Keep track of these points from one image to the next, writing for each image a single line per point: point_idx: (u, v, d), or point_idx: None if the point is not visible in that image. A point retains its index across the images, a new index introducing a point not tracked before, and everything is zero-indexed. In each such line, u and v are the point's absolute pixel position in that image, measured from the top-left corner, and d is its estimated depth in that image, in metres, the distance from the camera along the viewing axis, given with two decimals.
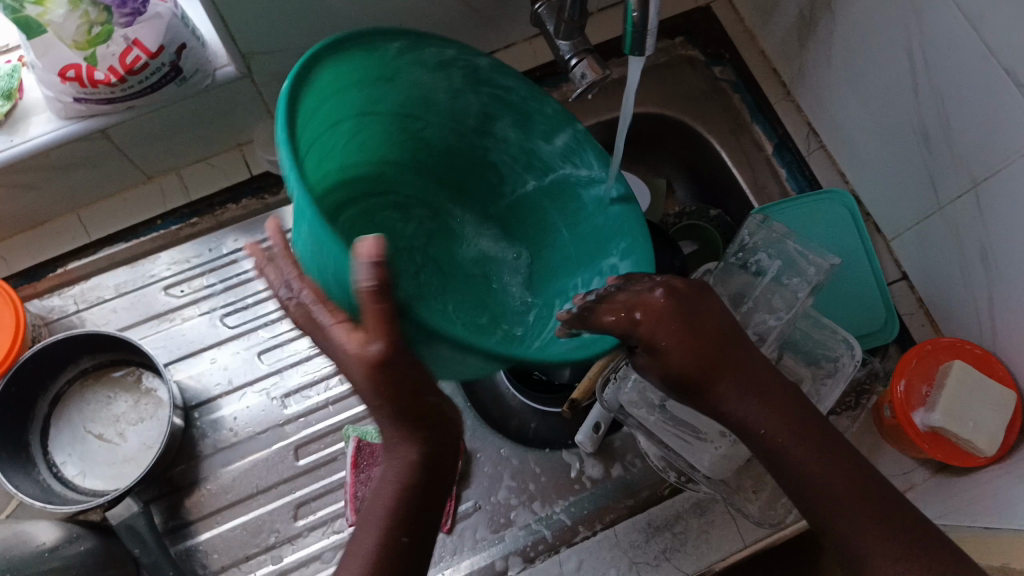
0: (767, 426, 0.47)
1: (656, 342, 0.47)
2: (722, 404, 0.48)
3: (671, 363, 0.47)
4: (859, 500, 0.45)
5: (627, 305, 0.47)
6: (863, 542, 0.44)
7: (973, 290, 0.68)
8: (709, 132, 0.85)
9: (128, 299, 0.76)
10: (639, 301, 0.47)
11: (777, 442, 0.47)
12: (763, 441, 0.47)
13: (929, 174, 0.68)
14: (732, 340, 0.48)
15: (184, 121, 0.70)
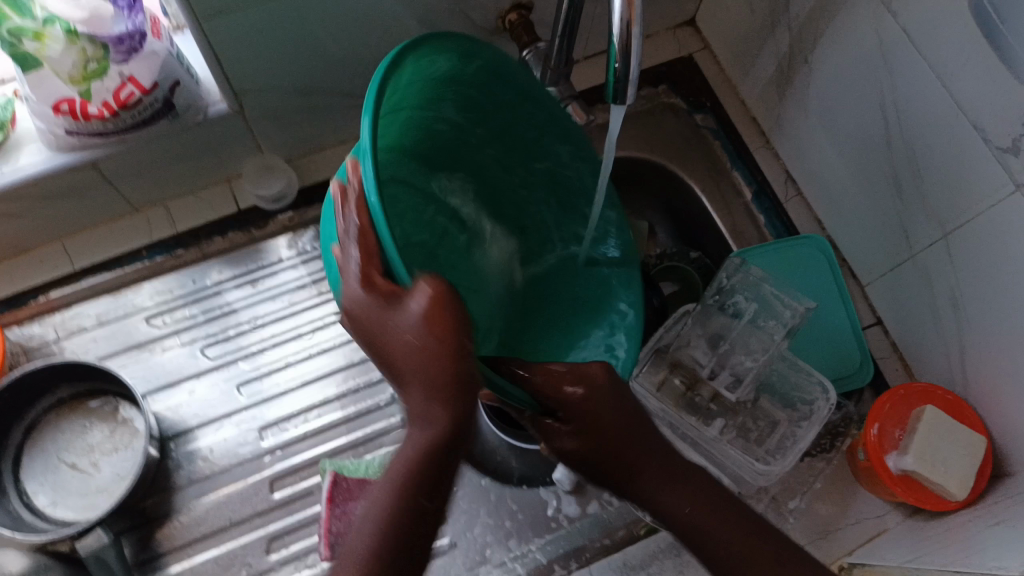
0: (671, 503, 0.52)
1: (576, 412, 0.52)
2: (639, 489, 0.52)
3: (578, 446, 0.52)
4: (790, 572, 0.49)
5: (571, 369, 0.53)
6: None
7: (945, 336, 0.69)
8: (691, 176, 0.87)
9: (108, 329, 0.76)
10: (569, 373, 0.53)
11: (685, 518, 0.52)
12: (672, 518, 0.52)
13: (902, 223, 0.71)
14: (642, 425, 0.54)
15: (175, 155, 0.71)
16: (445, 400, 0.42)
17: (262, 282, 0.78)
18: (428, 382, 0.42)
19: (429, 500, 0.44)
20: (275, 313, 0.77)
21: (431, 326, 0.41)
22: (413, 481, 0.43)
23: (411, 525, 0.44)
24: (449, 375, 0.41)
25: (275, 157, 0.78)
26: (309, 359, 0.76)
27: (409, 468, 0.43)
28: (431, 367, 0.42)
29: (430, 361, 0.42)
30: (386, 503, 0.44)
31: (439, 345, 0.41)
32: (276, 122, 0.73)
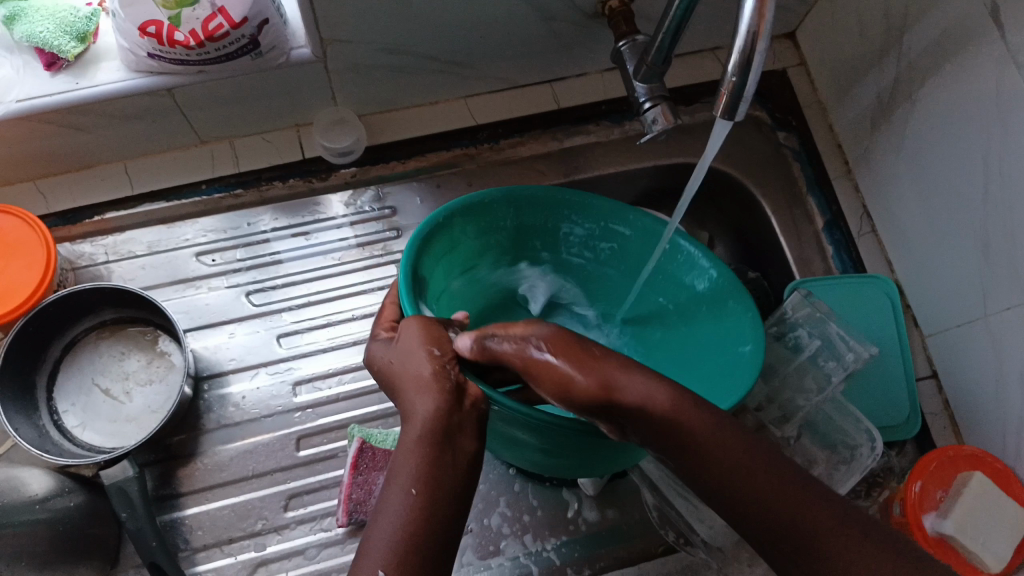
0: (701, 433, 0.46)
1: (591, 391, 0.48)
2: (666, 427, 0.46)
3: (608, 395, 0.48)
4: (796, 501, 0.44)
5: (516, 340, 0.50)
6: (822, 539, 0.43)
7: (1005, 405, 0.67)
8: (765, 196, 0.83)
9: (157, 259, 0.75)
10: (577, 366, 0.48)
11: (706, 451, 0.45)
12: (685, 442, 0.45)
13: (982, 281, 0.68)
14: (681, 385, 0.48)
15: (250, 93, 0.70)
16: (433, 387, 0.46)
17: (313, 236, 0.77)
18: (418, 354, 0.48)
19: (418, 487, 0.43)
20: (325, 270, 0.76)
21: (412, 329, 0.49)
22: (422, 457, 0.44)
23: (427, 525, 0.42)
24: (417, 377, 0.47)
25: (348, 112, 0.76)
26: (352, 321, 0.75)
27: (420, 444, 0.44)
28: (397, 378, 0.48)
29: (417, 364, 0.47)
30: (407, 496, 0.42)
31: (425, 356, 0.48)
32: (355, 76, 0.72)
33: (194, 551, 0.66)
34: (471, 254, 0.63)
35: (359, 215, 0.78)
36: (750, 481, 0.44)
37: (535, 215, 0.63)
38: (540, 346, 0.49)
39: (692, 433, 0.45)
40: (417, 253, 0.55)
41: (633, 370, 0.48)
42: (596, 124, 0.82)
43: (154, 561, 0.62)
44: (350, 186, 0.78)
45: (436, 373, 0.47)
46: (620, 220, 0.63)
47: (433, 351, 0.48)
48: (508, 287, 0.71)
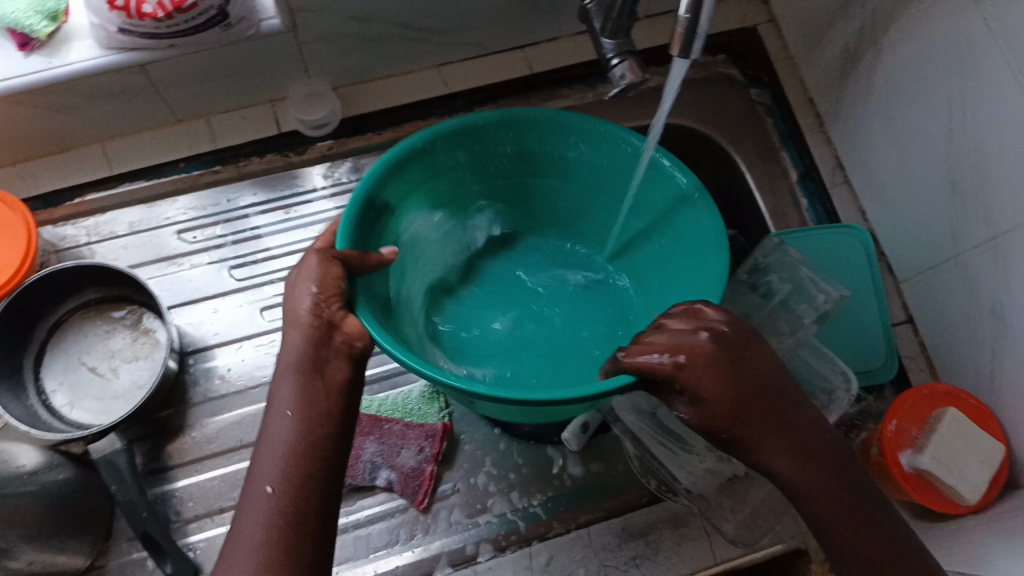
0: (783, 466, 0.50)
1: (698, 386, 0.48)
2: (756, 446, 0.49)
3: (710, 406, 0.49)
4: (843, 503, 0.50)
5: (670, 349, 0.49)
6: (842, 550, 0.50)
7: (978, 343, 0.68)
8: (738, 152, 0.84)
9: (139, 238, 0.75)
10: (681, 344, 0.49)
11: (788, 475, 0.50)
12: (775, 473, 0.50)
13: (951, 222, 0.69)
14: (768, 388, 0.50)
15: (223, 69, 0.70)
16: (294, 379, 0.50)
17: (296, 210, 0.77)
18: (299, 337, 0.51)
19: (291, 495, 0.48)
20: (305, 243, 0.77)
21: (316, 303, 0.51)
22: (292, 453, 0.49)
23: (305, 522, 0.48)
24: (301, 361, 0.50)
25: (323, 84, 0.76)
26: None
27: (291, 455, 0.49)
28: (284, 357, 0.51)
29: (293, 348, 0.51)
30: (278, 491, 0.48)
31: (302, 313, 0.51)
32: (326, 47, 0.72)
33: (186, 523, 0.67)
34: (434, 191, 0.66)
35: (336, 186, 0.78)
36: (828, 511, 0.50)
37: (486, 142, 0.65)
38: (703, 338, 0.49)
39: (782, 471, 0.50)
40: (377, 185, 0.59)
41: (757, 407, 0.49)
42: (570, 88, 0.82)
43: (147, 532, 0.64)
44: (327, 159, 0.78)
45: (311, 316, 0.51)
46: (561, 137, 0.65)
47: (302, 317, 0.51)
48: (470, 222, 0.74)
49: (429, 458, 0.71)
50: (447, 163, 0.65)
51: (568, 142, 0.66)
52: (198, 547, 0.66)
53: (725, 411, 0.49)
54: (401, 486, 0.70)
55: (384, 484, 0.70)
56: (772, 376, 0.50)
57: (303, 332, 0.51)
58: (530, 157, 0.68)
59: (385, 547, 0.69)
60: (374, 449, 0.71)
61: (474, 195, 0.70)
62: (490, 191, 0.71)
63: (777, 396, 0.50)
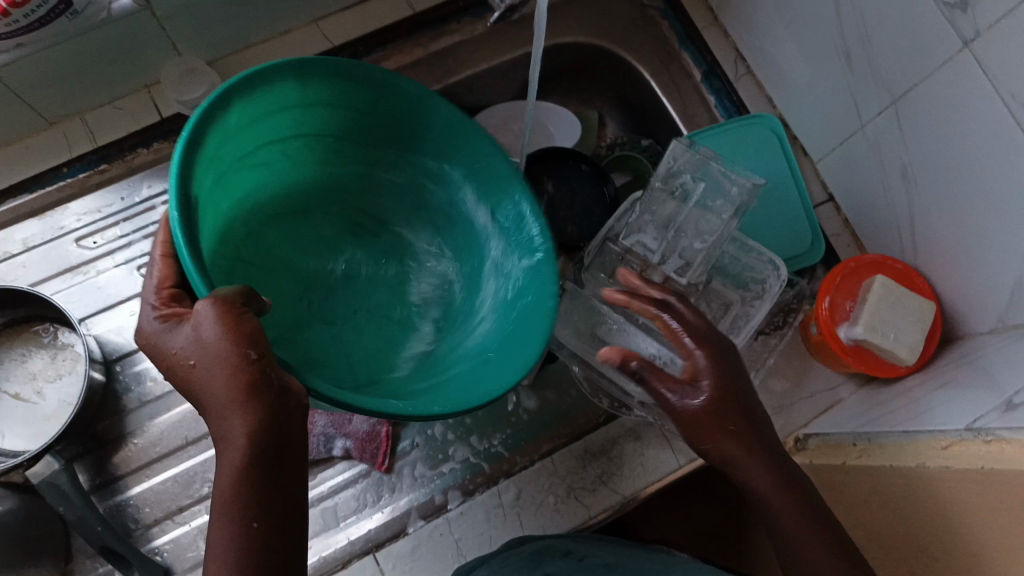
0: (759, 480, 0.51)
1: (698, 366, 0.53)
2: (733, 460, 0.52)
3: (706, 396, 0.52)
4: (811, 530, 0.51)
5: (672, 329, 0.55)
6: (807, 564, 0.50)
7: (895, 208, 0.69)
8: (638, 61, 0.83)
9: (38, 253, 0.72)
10: (679, 328, 0.55)
11: (761, 489, 0.51)
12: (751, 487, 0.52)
13: (851, 93, 0.69)
14: (758, 418, 0.54)
15: (84, 60, 0.66)
16: (242, 402, 0.42)
17: None
18: (221, 367, 0.42)
19: (259, 522, 0.42)
20: None
21: (203, 339, 0.42)
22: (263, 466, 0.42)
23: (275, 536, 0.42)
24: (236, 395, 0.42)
25: (196, 60, 0.73)
26: None
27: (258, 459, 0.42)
28: (214, 381, 0.42)
29: (217, 366, 0.42)
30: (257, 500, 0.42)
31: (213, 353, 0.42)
32: (190, 19, 0.68)
33: (147, 528, 0.66)
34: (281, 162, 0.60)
35: None
36: (816, 551, 0.50)
37: (354, 93, 0.58)
38: (680, 394, 0.52)
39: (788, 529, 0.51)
40: (184, 173, 0.46)
41: (739, 435, 0.52)
42: (457, 23, 0.80)
43: (107, 546, 0.61)
44: None
45: (240, 376, 0.42)
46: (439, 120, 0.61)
47: (223, 367, 0.42)
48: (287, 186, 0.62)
49: (382, 419, 0.71)
50: (271, 129, 0.56)
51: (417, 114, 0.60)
52: (165, 549, 0.65)
53: (723, 444, 0.52)
54: (359, 452, 0.70)
55: (341, 453, 0.70)
56: (753, 404, 0.54)
57: (238, 354, 0.42)
58: (366, 129, 0.61)
59: (354, 514, 0.68)
60: (325, 421, 0.70)
61: (330, 184, 0.65)
62: (332, 186, 0.65)
63: (762, 425, 0.54)
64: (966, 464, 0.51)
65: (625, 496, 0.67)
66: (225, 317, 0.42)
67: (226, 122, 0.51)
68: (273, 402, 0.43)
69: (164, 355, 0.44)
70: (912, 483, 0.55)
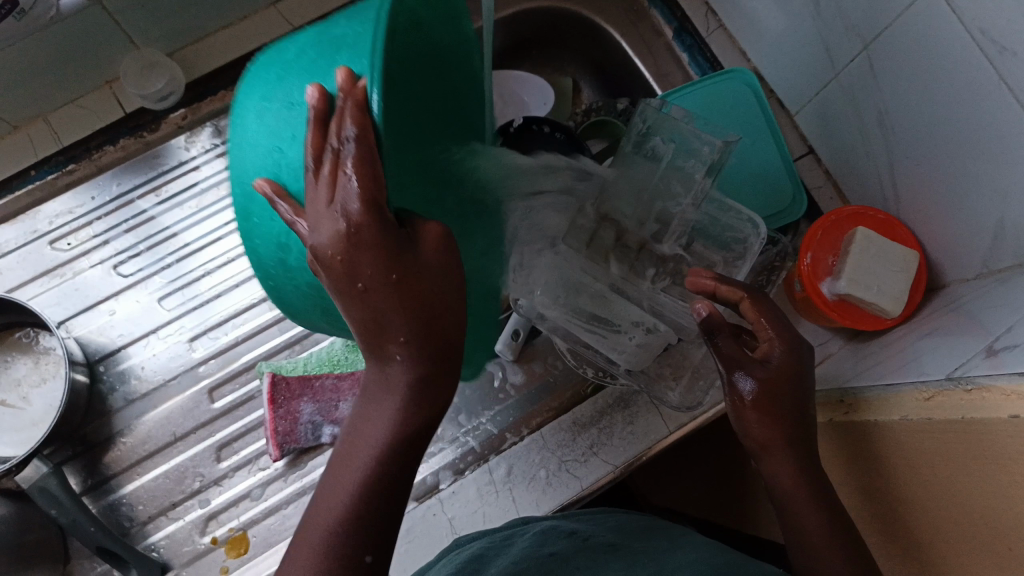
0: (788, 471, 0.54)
1: (766, 354, 0.54)
2: (767, 445, 0.54)
3: (770, 373, 0.53)
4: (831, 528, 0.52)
5: (751, 316, 0.55)
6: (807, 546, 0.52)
7: (874, 156, 0.68)
8: (607, 23, 0.81)
9: (13, 259, 0.72)
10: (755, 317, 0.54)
11: (785, 477, 0.54)
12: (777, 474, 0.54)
13: (824, 41, 0.67)
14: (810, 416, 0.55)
15: (39, 60, 0.65)
16: (417, 349, 0.41)
17: (166, 189, 0.74)
18: (382, 262, 0.38)
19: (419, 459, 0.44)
20: (186, 220, 0.73)
21: (368, 237, 0.37)
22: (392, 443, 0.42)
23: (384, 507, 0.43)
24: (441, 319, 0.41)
25: (155, 52, 0.71)
26: (229, 263, 0.72)
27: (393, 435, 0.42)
28: (406, 292, 0.39)
29: (434, 300, 0.41)
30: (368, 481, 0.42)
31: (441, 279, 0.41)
32: (141, 11, 0.66)
33: (142, 525, 0.66)
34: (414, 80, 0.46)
35: (208, 154, 0.75)
36: (824, 544, 0.52)
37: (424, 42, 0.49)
38: (752, 386, 0.53)
39: (804, 511, 0.53)
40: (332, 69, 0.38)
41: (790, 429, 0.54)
42: None
43: (101, 546, 0.62)
44: (185, 129, 0.75)
45: (399, 323, 0.40)
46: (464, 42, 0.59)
47: (357, 285, 0.38)
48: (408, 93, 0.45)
49: None
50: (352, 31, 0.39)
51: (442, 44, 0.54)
52: (161, 545, 0.66)
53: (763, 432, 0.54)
54: None
55: (330, 440, 0.68)
56: (809, 404, 0.54)
57: (390, 282, 0.39)
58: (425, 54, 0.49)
59: None
60: (311, 409, 0.68)
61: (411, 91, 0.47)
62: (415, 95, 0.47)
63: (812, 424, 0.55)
64: (946, 414, 0.50)
65: (616, 467, 0.66)
66: (378, 209, 0.37)
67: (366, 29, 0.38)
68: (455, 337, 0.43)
69: (327, 249, 0.37)
70: (899, 436, 0.55)
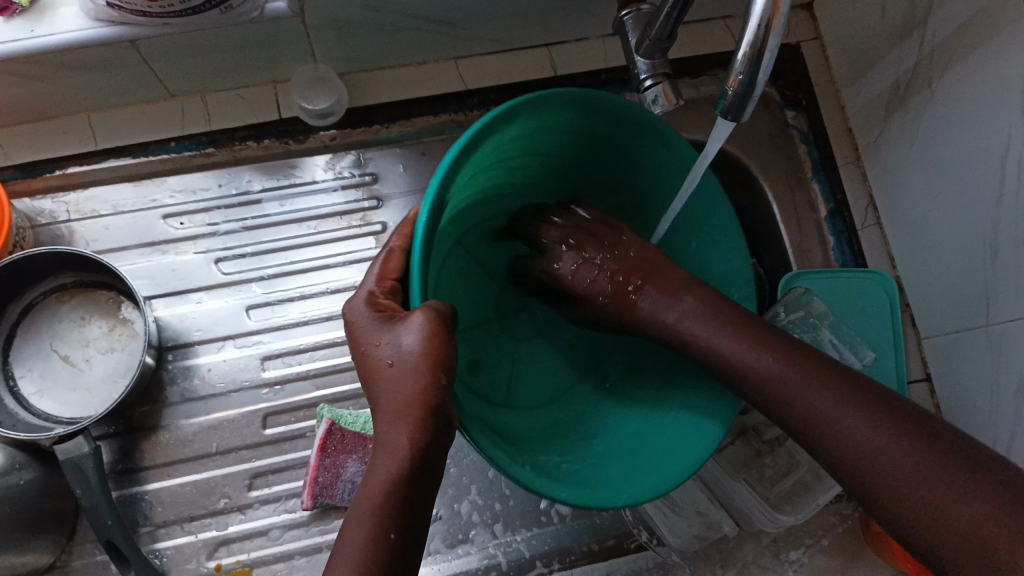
0: (818, 403, 0.49)
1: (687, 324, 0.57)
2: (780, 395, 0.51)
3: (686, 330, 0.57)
4: (886, 427, 0.47)
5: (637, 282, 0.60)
6: (875, 477, 0.46)
7: (998, 417, 0.65)
8: (767, 180, 0.79)
9: (123, 219, 0.71)
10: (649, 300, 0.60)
11: (819, 414, 0.49)
12: (812, 420, 0.49)
13: (986, 288, 0.64)
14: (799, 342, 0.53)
15: (223, 47, 0.65)
16: (414, 416, 0.43)
17: (291, 202, 0.73)
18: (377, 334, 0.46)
19: (396, 533, 0.42)
20: (299, 239, 0.72)
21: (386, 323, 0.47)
22: (395, 506, 0.42)
23: (389, 568, 0.41)
24: (418, 398, 0.44)
25: (328, 70, 0.71)
26: (326, 295, 0.71)
27: (393, 492, 0.43)
28: (394, 369, 0.45)
29: (409, 381, 0.44)
30: (377, 542, 0.42)
31: (422, 362, 0.44)
32: (334, 31, 0.66)
33: (154, 528, 0.65)
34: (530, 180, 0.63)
35: (339, 181, 0.74)
36: (894, 462, 0.45)
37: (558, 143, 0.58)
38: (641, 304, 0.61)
39: (847, 447, 0.47)
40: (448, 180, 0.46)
41: (750, 327, 0.54)
42: None
43: (110, 540, 0.60)
44: (329, 150, 0.74)
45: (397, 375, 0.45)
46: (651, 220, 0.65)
47: (385, 360, 0.45)
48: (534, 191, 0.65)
49: None
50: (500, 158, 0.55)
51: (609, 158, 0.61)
52: (166, 554, 0.64)
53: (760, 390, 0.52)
54: None
55: None
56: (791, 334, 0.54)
57: (389, 353, 0.45)
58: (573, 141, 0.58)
59: None
60: (355, 469, 0.66)
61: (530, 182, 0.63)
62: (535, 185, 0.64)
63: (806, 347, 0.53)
64: None
65: None
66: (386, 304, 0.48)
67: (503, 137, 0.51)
68: (440, 426, 0.44)
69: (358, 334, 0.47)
70: None
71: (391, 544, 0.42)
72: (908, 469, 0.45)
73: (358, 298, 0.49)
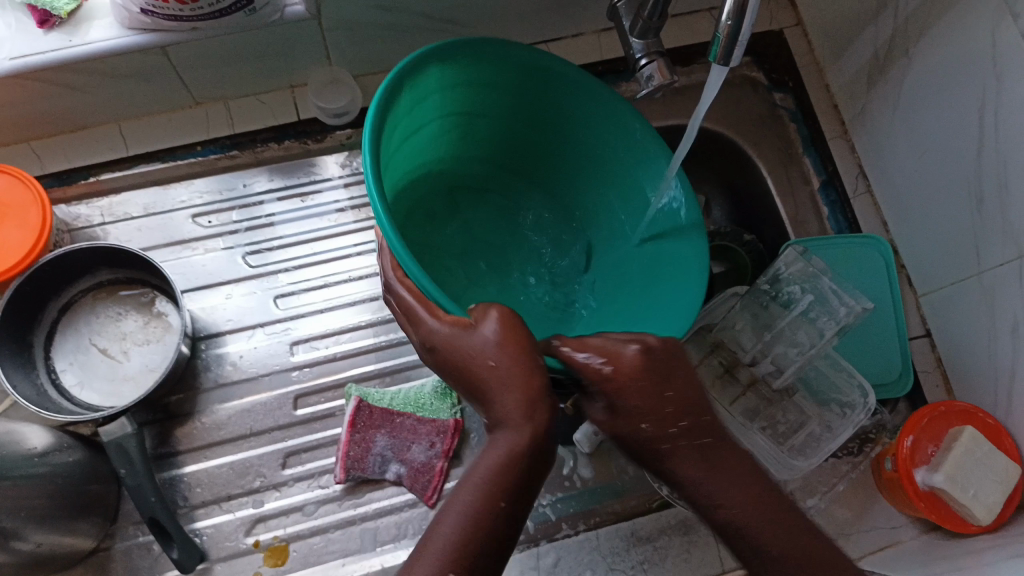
0: (706, 483, 0.47)
1: (622, 397, 0.47)
2: (665, 453, 0.47)
3: (632, 416, 0.47)
4: (750, 499, 0.46)
5: (601, 353, 0.47)
6: (744, 524, 0.46)
7: (997, 360, 0.68)
8: (759, 157, 0.84)
9: (153, 221, 0.75)
10: (612, 352, 0.48)
11: (715, 498, 0.46)
12: (702, 498, 0.47)
13: (976, 238, 0.68)
14: (688, 378, 0.49)
15: (245, 53, 0.69)
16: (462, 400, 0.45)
17: (310, 197, 0.77)
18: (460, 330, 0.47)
19: (506, 501, 0.43)
20: (321, 232, 0.76)
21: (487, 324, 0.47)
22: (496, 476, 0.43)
23: (490, 533, 0.42)
24: (526, 388, 0.45)
25: (343, 73, 0.76)
26: (348, 282, 0.75)
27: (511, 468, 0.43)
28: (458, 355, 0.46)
29: (518, 371, 0.45)
30: (467, 516, 0.42)
31: (515, 350, 0.45)
32: (347, 34, 0.71)
33: (193, 508, 0.67)
34: (476, 118, 0.62)
35: (354, 176, 0.78)
36: (761, 531, 0.45)
37: (512, 95, 0.60)
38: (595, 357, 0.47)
39: (711, 493, 0.47)
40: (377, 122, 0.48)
41: (649, 373, 0.47)
42: None
43: (153, 517, 0.62)
44: (347, 148, 0.79)
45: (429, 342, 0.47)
46: (631, 153, 0.61)
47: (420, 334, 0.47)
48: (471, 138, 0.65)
49: (439, 454, 0.70)
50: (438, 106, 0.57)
51: (571, 111, 0.62)
52: (205, 532, 0.66)
53: (694, 408, 0.48)
54: (410, 481, 0.69)
55: (393, 477, 0.69)
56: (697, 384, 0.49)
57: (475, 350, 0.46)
58: (521, 126, 0.64)
59: (391, 542, 0.67)
60: (384, 442, 0.69)
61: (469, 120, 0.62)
62: (477, 131, 0.64)
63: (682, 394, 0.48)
64: None
65: None
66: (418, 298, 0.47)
67: (433, 78, 0.54)
68: (551, 412, 0.45)
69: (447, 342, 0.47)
70: None
71: (492, 516, 0.43)
72: (769, 535, 0.45)
73: (387, 280, 0.49)
